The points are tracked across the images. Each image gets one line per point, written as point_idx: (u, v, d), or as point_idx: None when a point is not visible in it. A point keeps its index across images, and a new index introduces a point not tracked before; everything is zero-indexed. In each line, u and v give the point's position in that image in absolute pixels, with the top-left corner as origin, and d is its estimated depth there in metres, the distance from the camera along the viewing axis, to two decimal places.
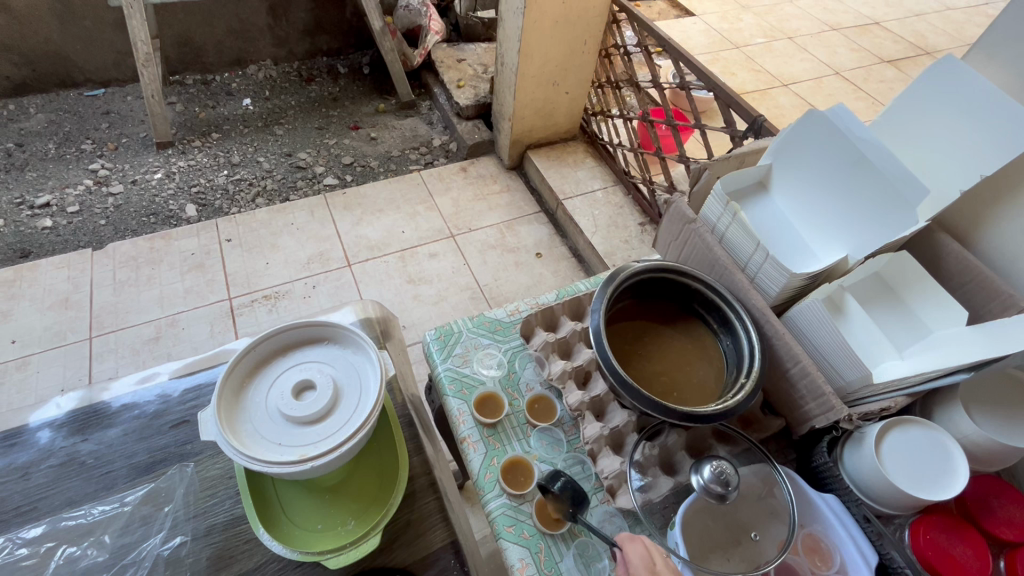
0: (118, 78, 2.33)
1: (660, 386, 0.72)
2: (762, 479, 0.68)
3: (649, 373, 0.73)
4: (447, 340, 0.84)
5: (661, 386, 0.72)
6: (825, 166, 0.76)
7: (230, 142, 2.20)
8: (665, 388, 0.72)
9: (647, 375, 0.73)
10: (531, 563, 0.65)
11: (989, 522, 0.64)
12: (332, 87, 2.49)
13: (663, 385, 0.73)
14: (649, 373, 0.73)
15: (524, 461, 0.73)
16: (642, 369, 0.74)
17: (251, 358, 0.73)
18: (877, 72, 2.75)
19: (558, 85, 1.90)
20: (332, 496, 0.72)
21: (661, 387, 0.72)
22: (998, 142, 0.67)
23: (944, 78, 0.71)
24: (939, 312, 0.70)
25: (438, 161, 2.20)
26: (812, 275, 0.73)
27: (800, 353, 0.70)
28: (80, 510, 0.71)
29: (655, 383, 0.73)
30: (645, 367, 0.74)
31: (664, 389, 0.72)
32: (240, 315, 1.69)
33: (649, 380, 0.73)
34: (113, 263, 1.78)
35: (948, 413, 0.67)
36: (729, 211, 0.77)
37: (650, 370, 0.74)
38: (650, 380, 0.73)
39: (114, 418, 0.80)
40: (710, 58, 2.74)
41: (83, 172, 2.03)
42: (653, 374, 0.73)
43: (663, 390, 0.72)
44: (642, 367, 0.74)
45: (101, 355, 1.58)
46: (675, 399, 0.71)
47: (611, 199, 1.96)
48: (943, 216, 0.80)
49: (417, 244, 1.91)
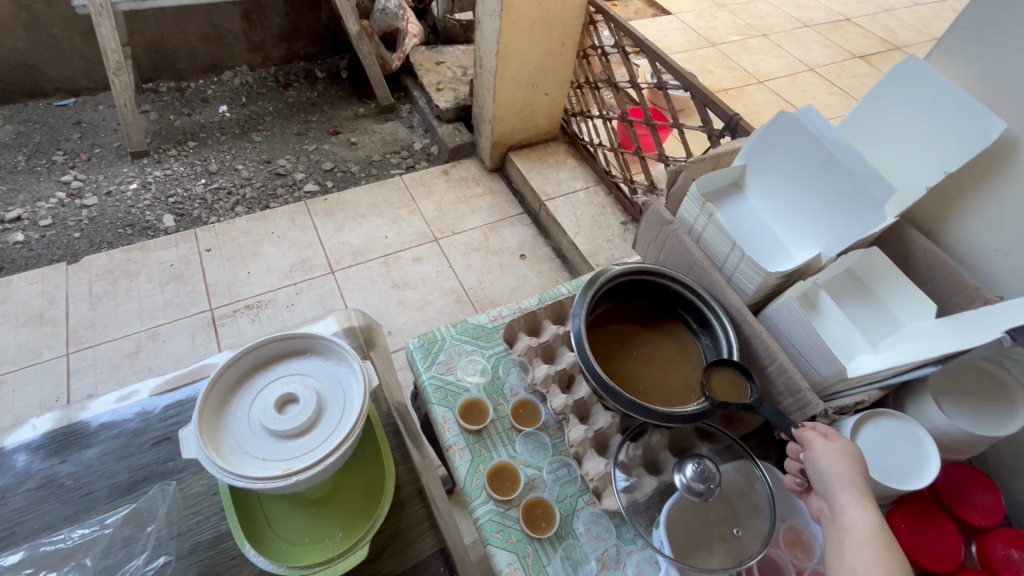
0: (88, 86, 2.28)
1: (733, 389, 0.69)
2: (743, 475, 0.69)
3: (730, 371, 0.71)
4: (431, 348, 0.84)
5: (715, 382, 0.70)
6: (799, 166, 0.77)
7: (207, 150, 2.17)
8: (728, 392, 0.69)
9: (734, 381, 0.70)
10: (518, 568, 0.66)
11: (962, 509, 0.66)
12: (310, 92, 2.46)
13: (723, 382, 0.70)
14: (739, 386, 0.69)
15: (509, 466, 0.74)
16: (729, 374, 0.70)
17: (233, 372, 0.73)
18: (849, 68, 2.80)
19: (537, 86, 1.90)
20: (317, 509, 0.72)
21: (732, 394, 0.68)
22: (958, 140, 0.69)
23: (909, 79, 0.74)
24: (909, 305, 0.72)
25: (419, 164, 2.19)
26: (786, 274, 0.74)
27: (776, 350, 0.71)
28: (59, 534, 0.70)
29: (734, 389, 0.69)
30: (744, 379, 0.70)
31: (735, 394, 0.68)
32: (223, 326, 1.67)
33: (731, 385, 0.69)
34: (90, 276, 1.75)
35: (918, 404, 0.69)
36: (705, 212, 0.78)
37: (742, 381, 0.69)
38: (731, 385, 0.69)
39: (92, 438, 0.79)
40: (686, 57, 2.78)
41: (55, 184, 1.99)
42: (729, 376, 0.71)
43: (736, 396, 0.68)
44: (733, 371, 0.71)
45: (78, 371, 1.55)
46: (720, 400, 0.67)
47: (593, 199, 1.97)
48: (911, 212, 0.82)
49: (401, 249, 1.90)
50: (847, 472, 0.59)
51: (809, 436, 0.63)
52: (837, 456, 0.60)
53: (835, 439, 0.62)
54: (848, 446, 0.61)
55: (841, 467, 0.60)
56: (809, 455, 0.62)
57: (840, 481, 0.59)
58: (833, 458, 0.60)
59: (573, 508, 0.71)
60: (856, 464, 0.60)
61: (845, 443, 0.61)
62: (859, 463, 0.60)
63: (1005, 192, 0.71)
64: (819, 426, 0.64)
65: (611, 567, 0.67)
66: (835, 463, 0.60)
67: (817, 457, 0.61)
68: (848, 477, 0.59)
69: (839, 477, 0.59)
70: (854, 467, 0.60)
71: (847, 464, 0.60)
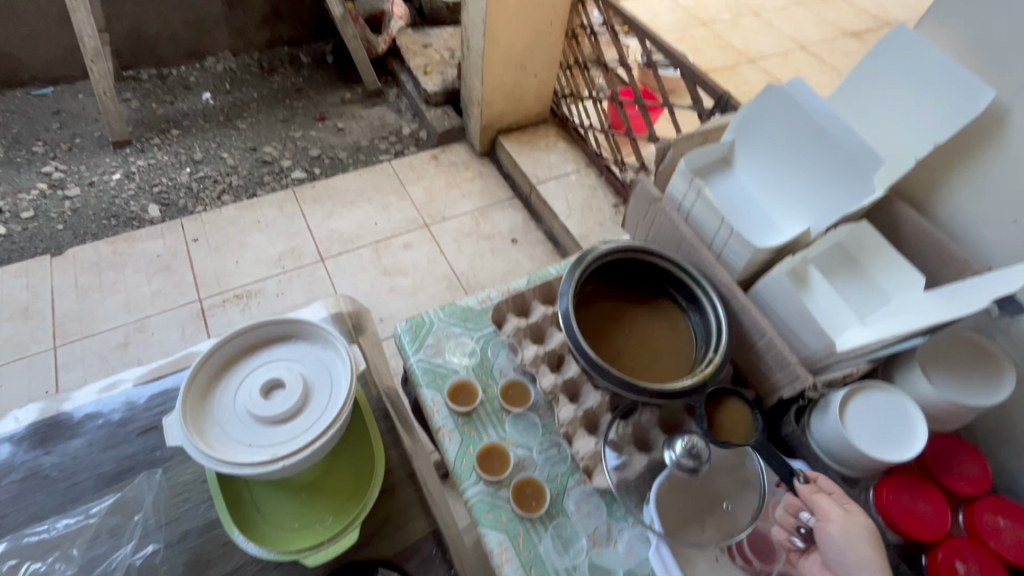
0: (66, 74, 2.23)
1: (740, 423, 0.68)
2: (734, 451, 0.69)
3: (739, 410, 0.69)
4: (419, 330, 0.83)
5: (722, 416, 0.68)
6: (788, 139, 0.76)
7: (191, 139, 2.13)
8: (735, 427, 0.67)
9: (741, 415, 0.69)
10: (509, 547, 0.66)
11: (949, 478, 0.66)
12: (295, 77, 2.41)
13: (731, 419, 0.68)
14: (746, 422, 0.68)
15: (499, 446, 0.73)
16: (736, 409, 0.69)
17: (217, 359, 0.72)
18: (840, 45, 2.77)
19: (525, 68, 1.87)
20: (306, 494, 0.71)
21: (740, 429, 0.67)
22: (948, 110, 0.69)
23: (899, 48, 0.73)
24: (898, 278, 0.72)
25: (408, 150, 2.16)
26: (775, 249, 0.73)
27: (766, 325, 0.71)
28: (44, 524, 0.69)
29: (742, 424, 0.68)
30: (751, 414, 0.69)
31: (741, 429, 0.67)
32: (212, 316, 1.65)
33: (738, 419, 0.68)
34: (75, 269, 1.72)
35: (907, 375, 0.69)
36: (694, 188, 0.78)
37: (749, 416, 0.69)
38: (738, 419, 0.68)
39: (77, 429, 0.78)
40: (677, 37, 2.74)
41: (36, 176, 1.95)
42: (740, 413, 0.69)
43: (744, 432, 0.67)
44: (740, 406, 0.69)
45: (67, 364, 1.53)
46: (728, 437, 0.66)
47: (584, 182, 1.95)
48: (902, 185, 0.81)
49: (391, 236, 1.88)
50: (867, 552, 0.57)
51: (827, 507, 0.60)
52: (858, 534, 0.57)
53: (852, 510, 0.60)
54: (864, 521, 0.59)
55: (861, 546, 0.57)
56: (823, 527, 0.59)
57: (861, 562, 0.56)
58: (854, 536, 0.57)
59: (563, 488, 0.71)
60: (874, 542, 0.58)
61: (862, 518, 0.59)
62: (875, 541, 0.58)
63: (994, 163, 0.70)
64: (829, 489, 0.62)
65: (602, 545, 0.67)
66: (855, 541, 0.57)
67: (836, 533, 0.58)
68: (870, 559, 0.56)
69: (860, 558, 0.56)
70: (873, 545, 0.57)
71: (869, 546, 0.57)
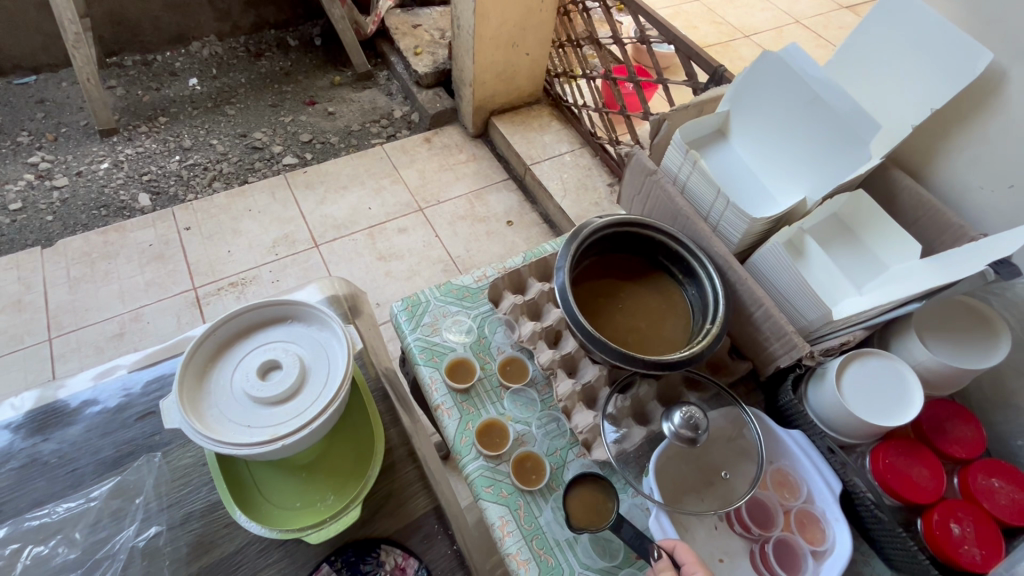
0: (49, 63, 2.18)
1: (595, 508, 0.66)
2: (731, 421, 0.70)
3: (593, 492, 0.68)
4: (415, 310, 0.83)
5: (580, 502, 0.67)
6: (784, 108, 0.75)
7: (179, 126, 2.09)
8: (589, 514, 0.66)
9: (597, 499, 0.67)
10: (510, 520, 0.67)
11: (943, 443, 0.67)
12: (283, 61, 2.37)
13: (585, 504, 0.67)
14: (599, 504, 0.66)
15: (498, 423, 0.74)
16: (594, 489, 0.68)
17: (211, 343, 0.71)
18: (835, 18, 2.73)
19: (517, 46, 1.84)
20: (306, 473, 0.72)
21: (594, 515, 0.66)
22: (944, 75, 0.68)
23: (895, 12, 0.71)
24: (895, 246, 0.71)
25: (400, 133, 2.13)
26: (772, 219, 0.73)
27: (762, 295, 0.71)
28: (44, 509, 0.69)
29: (598, 509, 0.66)
30: (609, 495, 0.67)
31: (597, 514, 0.65)
32: (207, 305, 1.64)
33: (594, 502, 0.67)
34: (66, 260, 1.71)
35: (903, 341, 0.69)
36: (689, 160, 0.77)
37: (603, 497, 0.67)
38: (592, 504, 0.67)
39: (74, 416, 0.78)
40: (669, 13, 2.71)
41: (23, 167, 1.91)
42: (594, 495, 0.68)
43: (599, 517, 0.65)
44: (595, 486, 0.68)
45: (63, 356, 1.53)
46: (585, 521, 0.65)
47: (579, 161, 1.93)
48: (898, 153, 0.81)
49: (386, 220, 1.86)
50: None
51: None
52: None
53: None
54: None
55: None
56: None
57: None
58: None
59: (563, 461, 0.72)
60: None
61: None
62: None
63: (990, 127, 0.69)
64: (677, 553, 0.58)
65: None
66: None
67: None
68: None
69: None
70: None
71: None
